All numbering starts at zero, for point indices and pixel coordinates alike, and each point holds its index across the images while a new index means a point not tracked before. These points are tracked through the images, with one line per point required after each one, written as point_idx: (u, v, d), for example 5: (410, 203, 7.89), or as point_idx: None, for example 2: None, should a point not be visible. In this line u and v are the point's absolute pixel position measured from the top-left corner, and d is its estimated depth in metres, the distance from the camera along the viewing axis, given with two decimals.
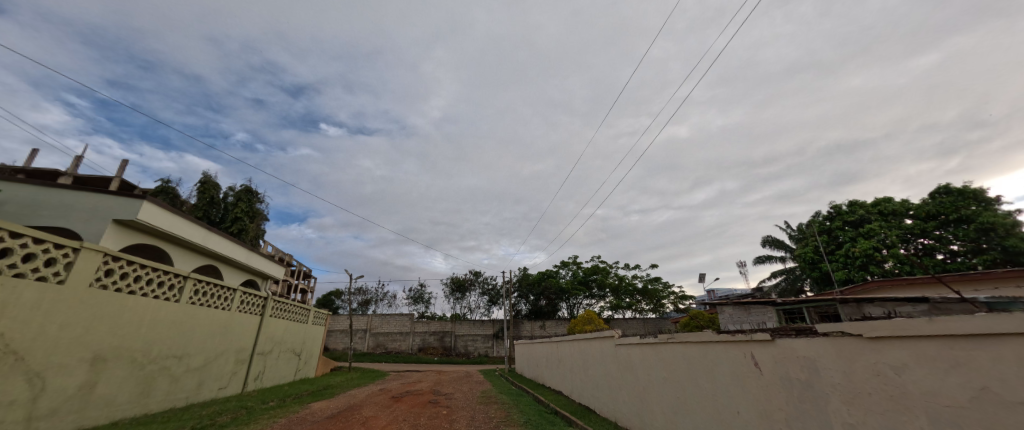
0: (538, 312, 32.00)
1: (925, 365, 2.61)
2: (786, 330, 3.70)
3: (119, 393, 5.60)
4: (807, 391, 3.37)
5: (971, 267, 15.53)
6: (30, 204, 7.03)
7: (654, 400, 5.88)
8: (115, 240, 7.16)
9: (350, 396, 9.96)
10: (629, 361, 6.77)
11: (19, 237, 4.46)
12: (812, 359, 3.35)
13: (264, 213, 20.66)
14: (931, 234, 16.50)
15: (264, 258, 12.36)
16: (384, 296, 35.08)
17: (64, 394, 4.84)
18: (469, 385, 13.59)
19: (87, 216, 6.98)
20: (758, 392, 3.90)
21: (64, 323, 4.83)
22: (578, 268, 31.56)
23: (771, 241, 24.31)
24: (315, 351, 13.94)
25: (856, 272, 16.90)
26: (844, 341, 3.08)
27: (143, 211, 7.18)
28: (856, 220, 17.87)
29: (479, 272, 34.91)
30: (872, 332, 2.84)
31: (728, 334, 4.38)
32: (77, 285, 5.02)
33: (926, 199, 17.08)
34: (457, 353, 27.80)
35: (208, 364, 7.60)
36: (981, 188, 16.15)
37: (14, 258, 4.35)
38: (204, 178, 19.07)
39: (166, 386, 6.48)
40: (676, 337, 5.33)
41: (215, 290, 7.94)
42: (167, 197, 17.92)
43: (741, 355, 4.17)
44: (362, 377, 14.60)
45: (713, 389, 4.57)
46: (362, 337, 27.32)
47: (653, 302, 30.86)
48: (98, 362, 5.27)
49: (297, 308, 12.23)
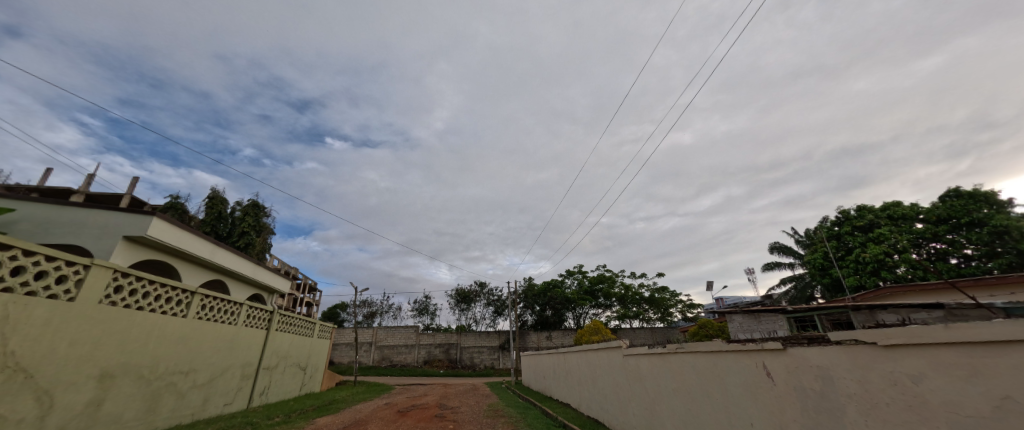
0: (544, 322, 31.71)
1: (944, 374, 2.52)
2: (798, 339, 3.62)
3: (126, 410, 5.57)
4: (823, 402, 3.26)
5: (987, 271, 15.28)
6: (42, 222, 7.11)
7: (664, 412, 5.74)
8: (125, 256, 7.21)
9: (356, 411, 9.85)
10: (638, 371, 6.67)
11: (32, 254, 4.50)
12: (827, 368, 3.25)
13: (270, 227, 20.78)
14: (942, 238, 16.25)
15: (270, 272, 12.37)
16: (388, 308, 35.04)
17: (72, 412, 4.82)
18: (476, 397, 13.46)
19: (98, 233, 7.05)
20: (771, 402, 3.80)
21: (73, 339, 4.84)
22: (583, 278, 31.37)
23: (779, 247, 24.04)
24: (320, 364, 13.88)
25: (868, 278, 16.64)
26: (857, 349, 3.01)
27: (153, 227, 7.23)
28: (866, 224, 17.60)
29: (483, 283, 34.74)
30: (886, 340, 2.77)
31: (738, 343, 4.30)
32: (88, 302, 5.05)
33: (936, 202, 16.85)
34: (462, 366, 27.55)
35: (214, 380, 7.56)
36: (993, 190, 15.86)
37: (26, 276, 4.40)
38: (212, 193, 19.30)
39: (172, 402, 6.45)
40: (687, 347, 5.23)
41: (222, 305, 7.97)
42: (175, 213, 18.14)
43: (752, 365, 4.07)
44: (368, 391, 14.49)
45: (725, 400, 4.45)
46: (367, 350, 27.17)
47: (660, 311, 30.49)
48: (106, 378, 5.27)
49: (303, 321, 12.21)
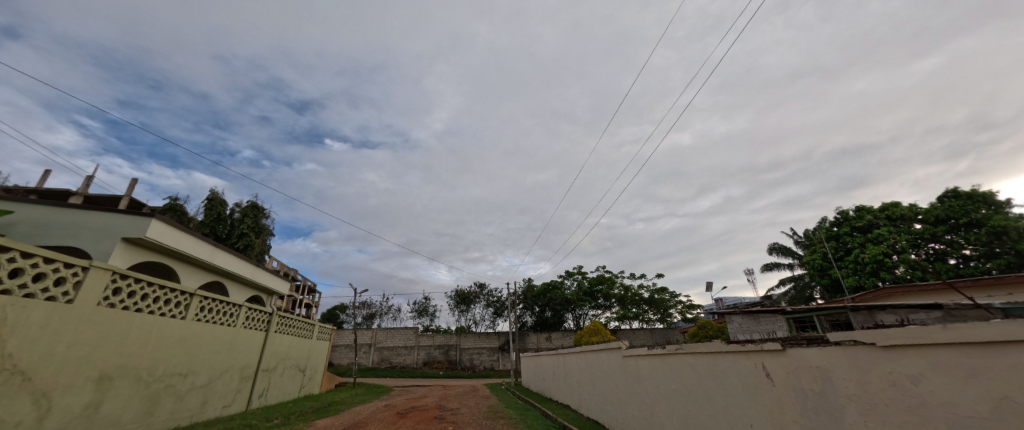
0: (544, 323, 31.70)
1: (942, 375, 2.53)
2: (797, 339, 3.62)
3: (124, 412, 5.55)
4: (822, 402, 3.27)
5: (986, 271, 15.31)
6: (40, 224, 7.08)
7: (664, 413, 5.74)
8: (123, 258, 7.19)
9: (356, 413, 9.83)
10: (637, 372, 6.66)
11: (30, 257, 4.48)
12: (826, 369, 3.25)
13: (269, 229, 20.75)
14: (941, 238, 16.29)
15: (269, 274, 12.35)
16: (388, 310, 35.00)
17: (70, 414, 4.81)
18: (476, 399, 13.43)
19: (97, 235, 7.04)
20: (771, 403, 3.80)
21: (72, 341, 4.83)
22: (583, 279, 31.38)
23: (778, 248, 24.08)
24: (319, 366, 13.84)
25: (867, 278, 16.65)
26: (856, 350, 3.01)
27: (152, 229, 7.22)
28: (864, 225, 17.62)
29: (483, 285, 34.72)
30: (885, 340, 2.78)
31: (737, 344, 4.31)
32: (86, 304, 5.03)
33: (934, 203, 16.90)
34: (462, 367, 27.53)
35: (213, 382, 7.54)
36: (992, 191, 15.90)
37: (25, 278, 4.40)
38: (211, 194, 19.28)
39: (171, 404, 6.43)
40: (686, 347, 5.23)
41: (221, 307, 7.95)
42: (174, 214, 18.13)
43: (752, 366, 4.07)
44: (367, 393, 14.45)
45: (724, 401, 4.46)
46: (366, 352, 27.12)
47: (659, 312, 30.51)
48: (104, 380, 5.26)
49: (302, 323, 12.19)
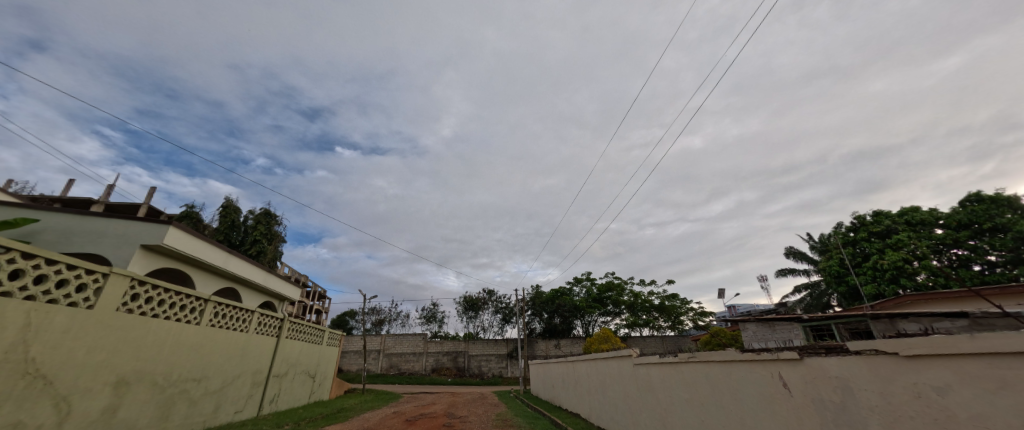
0: (553, 330, 31.47)
1: (972, 386, 2.41)
2: (816, 348, 3.48)
3: (139, 417, 5.58)
4: (843, 414, 3.14)
5: (1013, 278, 14.78)
6: (64, 231, 7.24)
7: (676, 423, 5.60)
8: (141, 264, 7.29)
9: (365, 420, 9.78)
10: (649, 382, 6.51)
11: (54, 263, 4.56)
12: (846, 380, 3.13)
13: (281, 235, 21.00)
14: (964, 244, 15.71)
15: (281, 280, 12.46)
16: (397, 316, 35.09)
17: (87, 418, 4.84)
18: (485, 406, 13.35)
19: (117, 242, 7.18)
20: (787, 415, 3.68)
21: (91, 346, 4.88)
22: (592, 286, 31.12)
23: (794, 254, 23.58)
24: (329, 372, 13.83)
25: (887, 286, 16.15)
26: (878, 360, 2.88)
27: (168, 236, 7.34)
28: (882, 230, 17.22)
29: (491, 291, 34.61)
30: (909, 350, 2.66)
31: (753, 353, 4.17)
32: (104, 310, 5.08)
33: (957, 208, 16.40)
34: (471, 374, 27.37)
35: (226, 387, 7.58)
36: (1016, 195, 15.48)
37: (48, 284, 4.46)
38: (226, 202, 19.69)
39: (184, 409, 6.47)
40: (698, 356, 5.11)
41: (234, 312, 8.00)
42: (190, 222, 18.52)
43: (768, 375, 3.94)
44: (376, 399, 14.40)
45: (739, 411, 4.33)
46: (376, 358, 27.19)
47: (671, 319, 30.00)
48: (121, 385, 5.31)
49: (312, 329, 12.24)
